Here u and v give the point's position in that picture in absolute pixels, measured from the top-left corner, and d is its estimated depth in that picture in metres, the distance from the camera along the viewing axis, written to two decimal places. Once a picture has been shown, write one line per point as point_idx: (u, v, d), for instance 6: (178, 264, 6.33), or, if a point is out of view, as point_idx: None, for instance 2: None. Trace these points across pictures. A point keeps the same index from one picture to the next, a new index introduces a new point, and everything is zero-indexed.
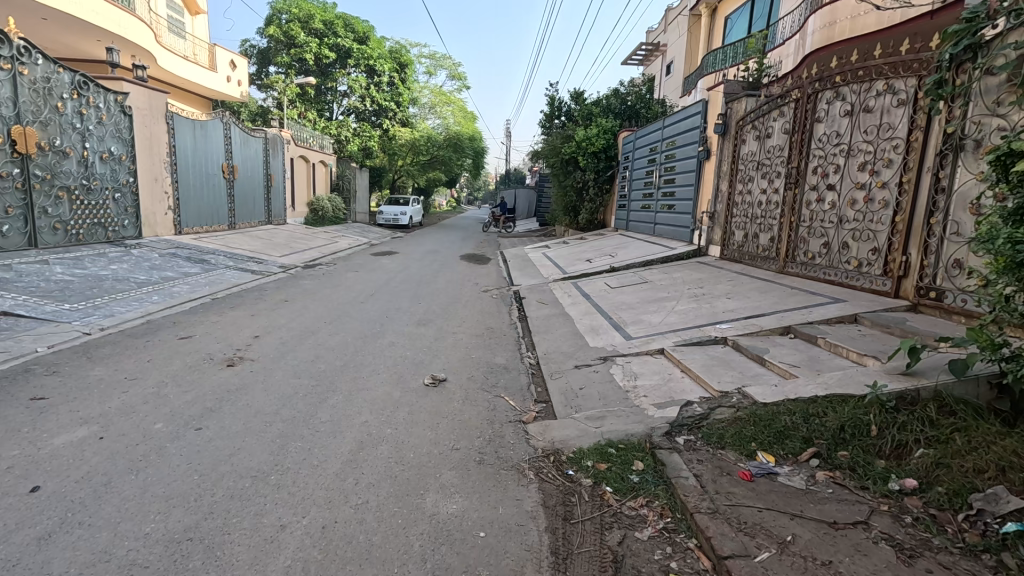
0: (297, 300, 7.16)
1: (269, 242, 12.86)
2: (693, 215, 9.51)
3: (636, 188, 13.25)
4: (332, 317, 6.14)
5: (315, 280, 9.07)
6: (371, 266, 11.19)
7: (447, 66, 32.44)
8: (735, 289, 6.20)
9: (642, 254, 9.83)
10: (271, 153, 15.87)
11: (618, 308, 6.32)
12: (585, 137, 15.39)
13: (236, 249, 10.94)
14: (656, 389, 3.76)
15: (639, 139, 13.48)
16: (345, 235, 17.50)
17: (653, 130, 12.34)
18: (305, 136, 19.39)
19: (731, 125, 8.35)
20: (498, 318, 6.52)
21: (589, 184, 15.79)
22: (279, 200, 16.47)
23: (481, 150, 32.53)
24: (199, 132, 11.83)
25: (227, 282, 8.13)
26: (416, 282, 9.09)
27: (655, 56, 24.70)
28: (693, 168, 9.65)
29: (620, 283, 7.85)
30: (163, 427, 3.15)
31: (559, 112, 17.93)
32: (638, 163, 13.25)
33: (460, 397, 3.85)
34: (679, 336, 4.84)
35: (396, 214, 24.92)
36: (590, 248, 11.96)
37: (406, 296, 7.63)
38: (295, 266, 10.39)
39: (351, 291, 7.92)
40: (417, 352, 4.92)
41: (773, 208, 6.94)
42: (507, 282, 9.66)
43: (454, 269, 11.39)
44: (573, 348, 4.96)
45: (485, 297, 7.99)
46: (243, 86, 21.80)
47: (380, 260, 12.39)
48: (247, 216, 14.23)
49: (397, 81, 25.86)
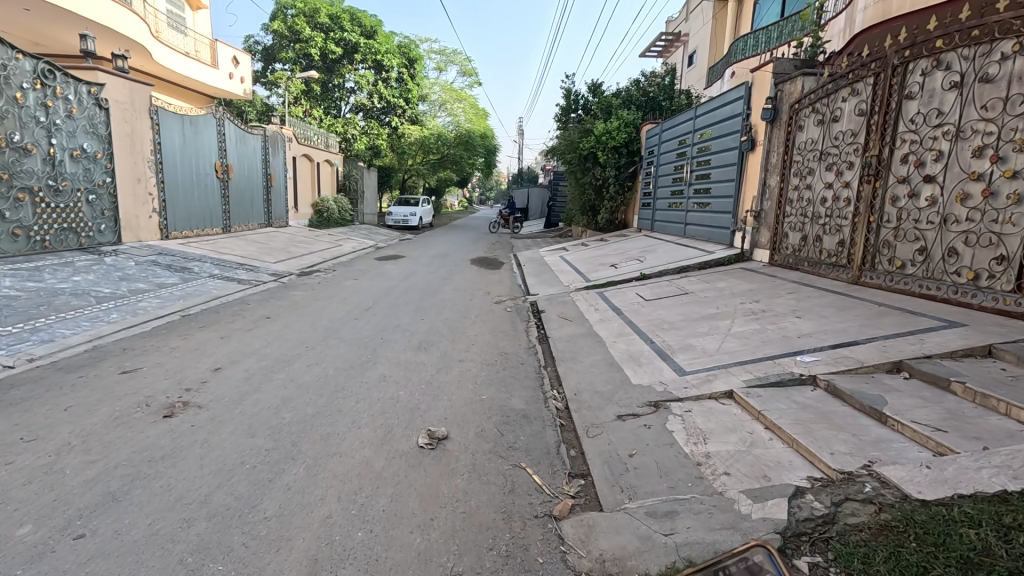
0: (282, 317, 6.19)
1: (265, 246, 11.96)
2: (732, 214, 8.38)
3: (663, 185, 12.11)
4: (317, 341, 5.14)
5: (309, 290, 8.12)
6: (373, 273, 10.24)
7: (458, 62, 31.49)
8: (805, 306, 5.05)
9: (675, 258, 8.72)
10: (272, 151, 15.00)
11: (659, 328, 5.23)
12: (605, 130, 14.26)
13: (227, 255, 10.04)
14: (740, 462, 2.67)
15: (666, 132, 12.35)
16: (351, 238, 16.63)
17: (682, 121, 11.21)
18: (309, 134, 18.55)
19: (783, 109, 7.20)
20: (514, 340, 5.46)
21: (610, 182, 14.62)
22: (280, 201, 15.59)
23: (493, 148, 31.51)
24: (189, 128, 10.96)
25: (207, 294, 7.21)
26: (421, 293, 8.08)
27: (676, 47, 23.48)
28: (733, 161, 8.52)
29: (655, 295, 6.74)
30: (28, 531, 2.16)
31: (576, 106, 16.85)
32: (665, 158, 12.10)
33: (466, 469, 2.81)
34: (750, 372, 3.74)
35: (405, 215, 24.04)
36: (613, 251, 10.84)
37: (407, 311, 6.61)
38: (289, 273, 9.45)
39: (346, 305, 6.93)
40: (412, 391, 3.88)
41: (843, 206, 5.79)
42: (523, 291, 8.62)
43: (464, 275, 10.37)
44: (610, 387, 3.89)
45: (498, 311, 6.95)
46: (247, 83, 21.04)
47: (385, 266, 11.44)
48: (244, 218, 13.36)
49: (406, 77, 24.98)
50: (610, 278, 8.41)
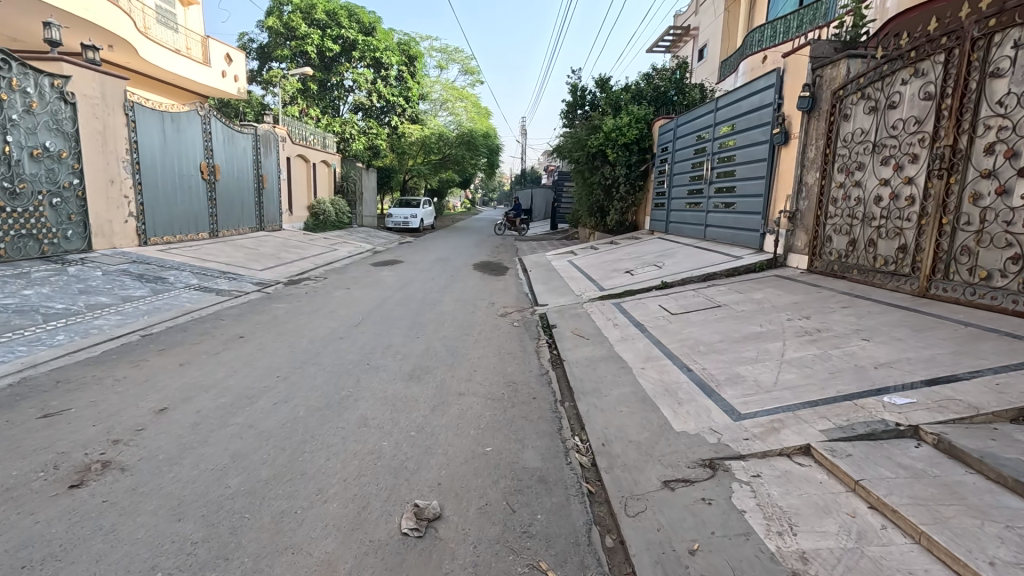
0: (257, 336, 5.42)
1: (254, 251, 11.22)
2: (762, 215, 7.59)
3: (679, 185, 11.31)
4: (292, 368, 4.37)
5: (295, 301, 7.36)
6: (368, 280, 9.48)
7: (459, 60, 30.77)
8: (870, 325, 4.24)
9: (697, 263, 7.94)
10: (264, 151, 14.27)
11: (694, 352, 4.42)
12: (614, 127, 13.51)
13: (209, 262, 9.30)
14: (854, 572, 1.88)
15: (682, 127, 11.55)
16: (348, 241, 15.89)
17: (700, 114, 10.43)
18: (305, 134, 17.84)
19: (822, 97, 6.40)
20: (523, 365, 4.66)
21: (620, 181, 13.79)
22: (273, 203, 14.86)
23: (496, 147, 30.72)
24: (170, 125, 10.22)
25: (178, 308, 6.45)
26: (418, 304, 7.31)
27: (684, 41, 22.68)
28: (762, 156, 7.74)
29: (683, 308, 5.93)
30: None
31: (583, 102, 16.08)
32: (681, 155, 11.30)
33: (464, 574, 2.02)
34: (828, 418, 2.94)
35: (406, 217, 23.30)
36: (628, 255, 10.04)
37: (400, 328, 5.83)
38: (275, 282, 8.69)
39: (333, 320, 6.15)
40: (399, 442, 3.10)
41: (904, 205, 5.00)
42: (531, 301, 7.85)
43: (466, 283, 9.59)
44: (648, 436, 3.09)
45: (504, 327, 6.16)
46: (240, 82, 20.33)
47: (381, 272, 10.66)
48: (233, 222, 12.62)
49: (406, 75, 24.28)
50: (628, 286, 7.60)
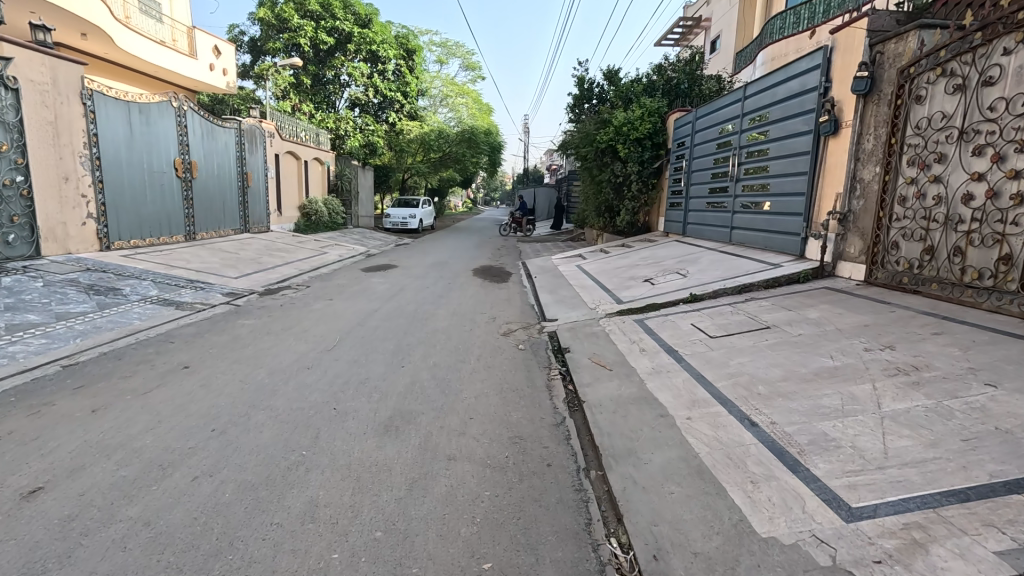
0: (207, 365, 4.45)
1: (234, 256, 10.27)
2: (805, 216, 6.60)
3: (698, 183, 10.32)
4: (235, 417, 3.39)
5: (266, 316, 6.39)
6: (355, 289, 8.50)
7: (460, 54, 29.77)
8: (987, 363, 3.24)
9: (728, 271, 6.95)
10: (249, 147, 13.30)
11: (754, 395, 3.44)
12: (626, 120, 12.52)
13: (178, 269, 8.35)
14: None
15: (700, 120, 10.56)
16: (340, 244, 14.94)
17: (724, 104, 9.42)
18: (295, 130, 16.86)
19: (884, 78, 5.43)
20: (533, 409, 3.69)
21: (632, 179, 12.78)
22: (260, 203, 13.90)
23: (498, 145, 29.71)
24: (138, 118, 9.25)
25: (123, 327, 5.48)
26: (408, 320, 6.33)
27: (695, 33, 21.66)
28: (803, 149, 6.74)
29: (722, 329, 4.94)
30: None
31: (591, 95, 15.09)
32: (701, 150, 10.30)
33: None
34: (997, 528, 1.95)
35: (405, 217, 22.34)
36: (644, 261, 9.04)
37: (383, 354, 4.85)
38: (249, 293, 7.72)
39: (305, 343, 5.18)
40: (357, 554, 2.13)
41: (1010, 205, 4.03)
42: (538, 315, 6.88)
43: (464, 291, 8.63)
44: (720, 546, 2.11)
45: (507, 350, 5.19)
46: (229, 76, 19.34)
47: (372, 279, 9.69)
48: (213, 224, 11.65)
49: (404, 69, 23.30)
50: (651, 298, 6.62)
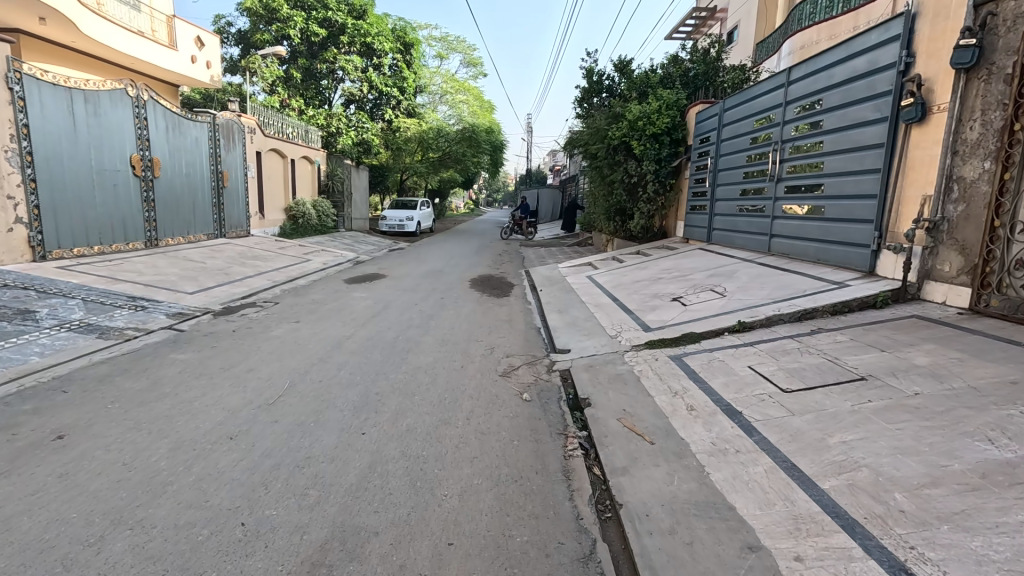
0: (92, 432, 3.22)
1: (199, 265, 9.08)
2: (878, 224, 5.34)
3: (727, 184, 9.05)
4: (77, 549, 2.15)
5: (210, 346, 5.18)
6: (331, 307, 7.30)
7: (461, 50, 28.59)
8: None
9: (779, 291, 5.68)
10: (226, 144, 12.10)
11: (894, 515, 2.19)
12: (642, 113, 11.27)
13: (123, 283, 7.14)
14: None
15: (728, 112, 9.31)
16: (327, 250, 13.74)
17: (759, 93, 8.17)
18: (280, 126, 15.67)
19: (999, 46, 4.17)
20: (545, 524, 2.44)
21: (648, 179, 11.53)
22: (238, 205, 12.70)
23: (500, 144, 28.45)
24: (85, 109, 8.08)
25: (13, 365, 4.26)
26: (385, 352, 5.10)
27: (709, 25, 20.43)
28: (873, 141, 5.47)
29: (795, 377, 3.68)
30: None
31: (601, 88, 13.85)
32: (731, 147, 9.04)
33: None
34: None
35: (401, 219, 21.20)
36: (668, 274, 7.80)
37: (341, 413, 3.61)
38: (201, 313, 6.50)
39: (242, 392, 3.95)
40: None
41: None
42: (546, 344, 5.64)
43: (459, 308, 7.41)
44: None
45: (508, 402, 3.95)
46: (213, 69, 18.16)
47: (355, 293, 8.47)
48: (179, 228, 10.44)
49: (400, 63, 22.13)
50: (686, 324, 5.38)
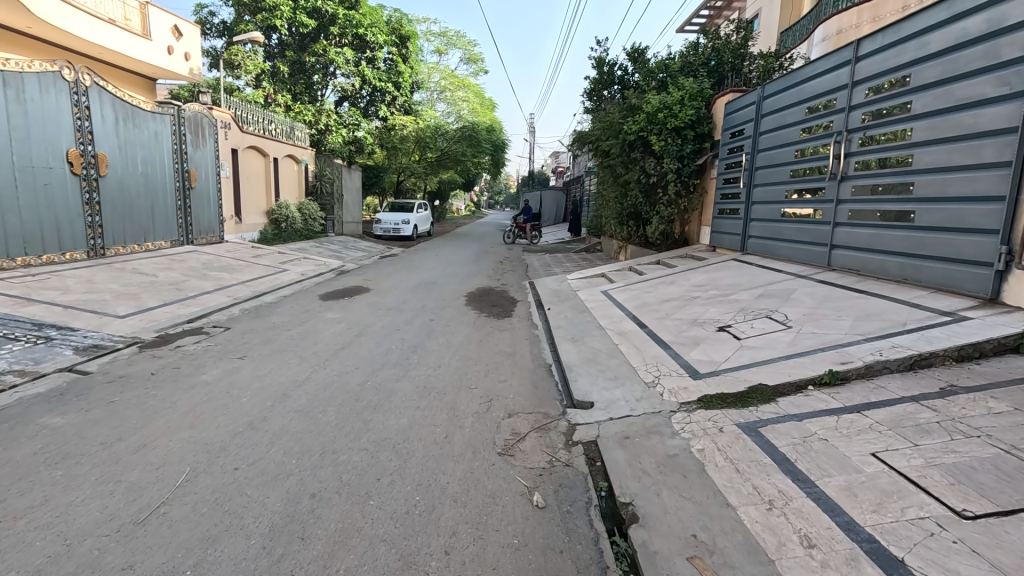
0: None
1: (149, 279, 7.76)
2: (1008, 236, 4.03)
3: (768, 184, 7.73)
4: None
5: (108, 400, 3.84)
6: (293, 335, 5.96)
7: (461, 45, 27.30)
8: None
9: (867, 322, 4.33)
10: (194, 140, 10.79)
11: None
12: (662, 105, 9.94)
13: (37, 305, 5.83)
14: None
15: (768, 100, 7.96)
16: (310, 258, 12.44)
17: (809, 75, 6.86)
18: (261, 122, 14.39)
19: None
20: None
21: (669, 179, 10.17)
22: (209, 208, 11.38)
23: (502, 143, 27.08)
24: (3, 94, 6.82)
25: None
26: (343, 411, 3.76)
27: (725, 16, 19.13)
28: (998, 127, 4.16)
29: (967, 485, 2.33)
30: None
31: (613, 80, 12.52)
32: (773, 140, 7.69)
33: None
34: None
35: (396, 223, 19.95)
36: (703, 295, 6.46)
37: (245, 545, 2.27)
38: (123, 346, 5.16)
39: (106, 497, 2.60)
40: None
41: None
42: (561, 394, 4.29)
43: (450, 336, 6.07)
44: None
45: (513, 511, 2.60)
46: (193, 61, 16.88)
47: (327, 313, 7.15)
48: (134, 235, 9.13)
49: (396, 57, 20.83)
50: (750, 369, 4.03)
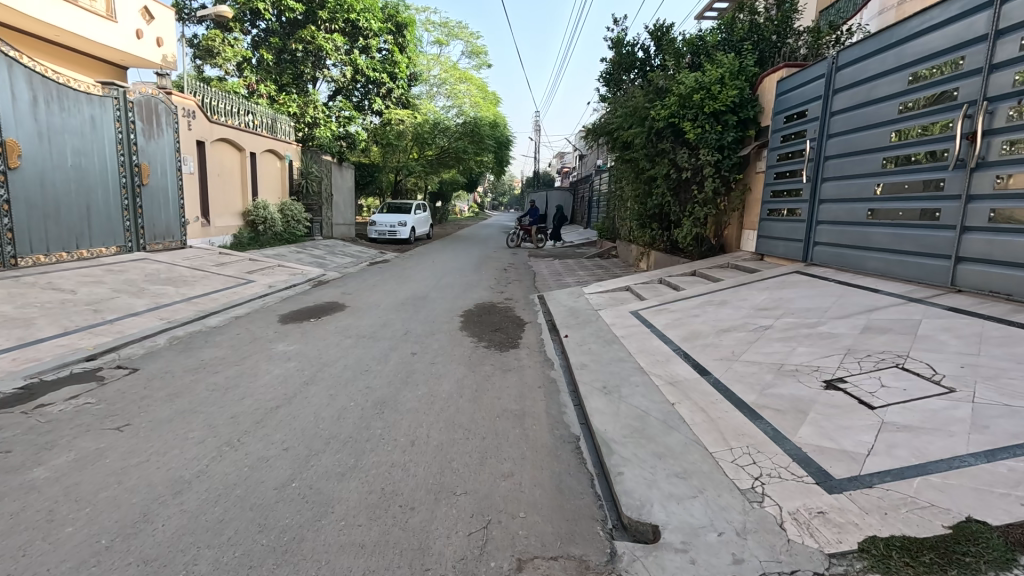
0: None
1: (61, 298, 6.16)
2: None
3: (846, 177, 6.10)
4: None
5: None
6: (219, 381, 4.33)
7: (463, 37, 25.70)
8: None
9: None
10: (146, 130, 9.24)
11: None
12: (697, 85, 8.30)
13: None
14: None
15: (842, 72, 6.33)
16: (286, 265, 10.86)
17: (909, 34, 5.28)
18: (237, 113, 12.81)
19: None
20: None
21: (707, 173, 8.50)
22: (167, 208, 9.81)
23: (506, 141, 25.41)
24: None
25: None
26: (224, 565, 2.12)
27: None
28: None
29: None
30: None
31: (635, 63, 10.91)
32: (851, 121, 6.04)
33: None
34: None
35: (392, 224, 18.37)
36: (777, 325, 4.79)
37: None
38: None
39: None
40: None
41: None
42: (603, 508, 2.65)
43: (436, 382, 4.43)
44: None
45: None
46: (167, 47, 15.27)
47: (280, 343, 5.52)
48: (61, 240, 7.61)
49: (392, 47, 19.27)
50: (928, 478, 2.37)
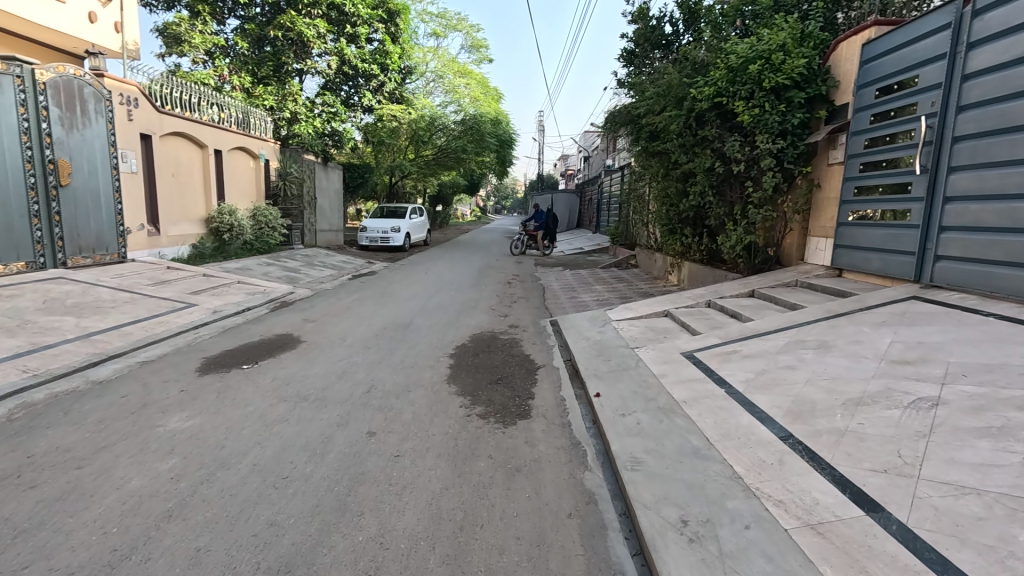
0: None
1: None
2: None
3: (995, 164, 4.28)
4: None
5: None
6: (18, 510, 2.52)
7: (462, 28, 23.95)
8: None
9: None
10: (67, 118, 7.52)
11: None
12: (753, 53, 6.51)
13: None
14: None
15: (982, 19, 4.51)
16: (248, 281, 9.10)
17: None
18: (198, 103, 11.05)
19: None
20: None
21: (765, 165, 6.69)
22: (100, 214, 8.08)
23: (510, 140, 23.63)
24: None
25: None
26: None
27: None
28: None
29: None
30: None
31: (662, 38, 9.14)
32: (1008, 83, 4.19)
33: None
34: None
35: (384, 230, 16.59)
36: (952, 400, 2.96)
37: None
38: None
39: None
40: None
41: None
42: None
43: (392, 511, 2.60)
44: None
45: None
46: (124, 33, 13.30)
47: (174, 415, 3.70)
48: None
49: (383, 35, 17.52)
50: None
